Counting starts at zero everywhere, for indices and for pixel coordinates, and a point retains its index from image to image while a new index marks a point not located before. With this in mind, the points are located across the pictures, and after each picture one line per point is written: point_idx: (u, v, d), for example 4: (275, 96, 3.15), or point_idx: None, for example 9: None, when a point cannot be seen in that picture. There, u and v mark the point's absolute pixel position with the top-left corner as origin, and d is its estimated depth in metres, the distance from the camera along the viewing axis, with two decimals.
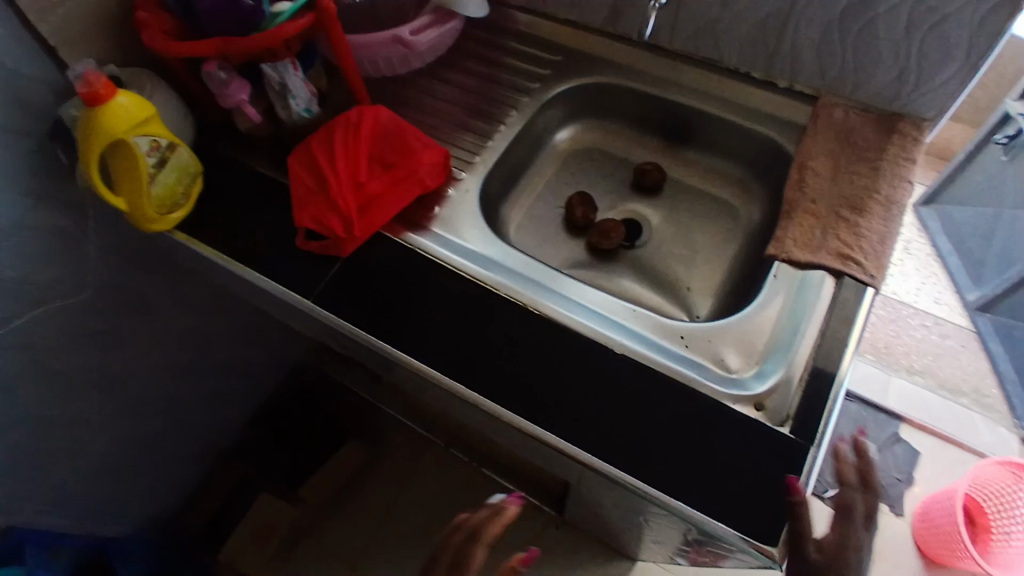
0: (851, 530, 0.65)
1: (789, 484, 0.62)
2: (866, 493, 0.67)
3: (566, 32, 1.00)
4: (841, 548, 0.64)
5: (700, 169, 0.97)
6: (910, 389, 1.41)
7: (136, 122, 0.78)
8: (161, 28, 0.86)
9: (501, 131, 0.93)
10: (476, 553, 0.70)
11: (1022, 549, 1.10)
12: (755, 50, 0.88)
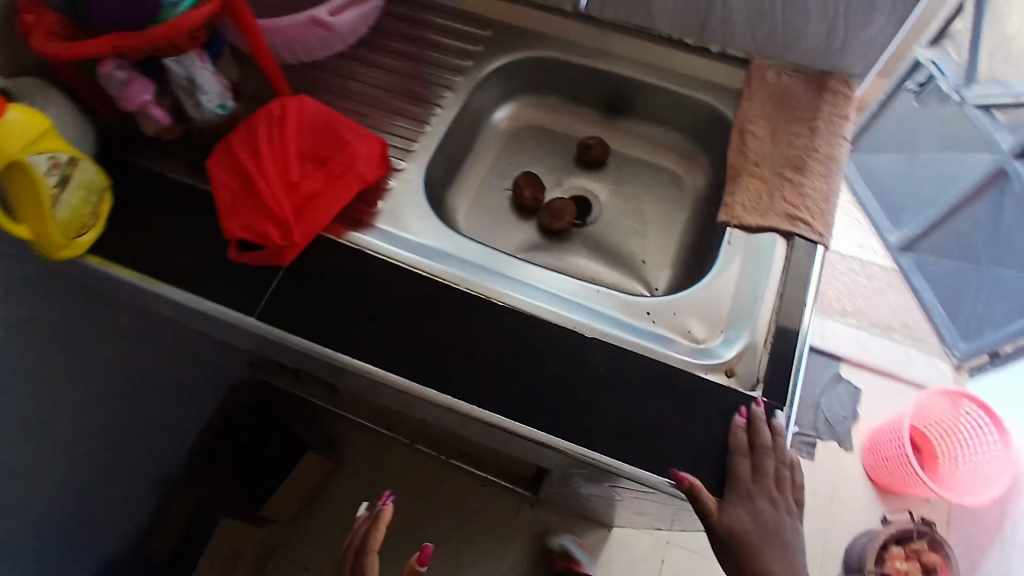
0: (762, 509, 0.63)
1: (673, 475, 0.63)
2: (775, 462, 0.64)
3: (494, 3, 0.94)
4: (752, 532, 0.62)
5: (642, 139, 0.97)
6: (847, 331, 1.49)
7: (31, 140, 0.69)
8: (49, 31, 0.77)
9: (438, 116, 0.89)
10: (371, 561, 0.73)
11: (967, 468, 1.25)
12: (686, 16, 0.87)
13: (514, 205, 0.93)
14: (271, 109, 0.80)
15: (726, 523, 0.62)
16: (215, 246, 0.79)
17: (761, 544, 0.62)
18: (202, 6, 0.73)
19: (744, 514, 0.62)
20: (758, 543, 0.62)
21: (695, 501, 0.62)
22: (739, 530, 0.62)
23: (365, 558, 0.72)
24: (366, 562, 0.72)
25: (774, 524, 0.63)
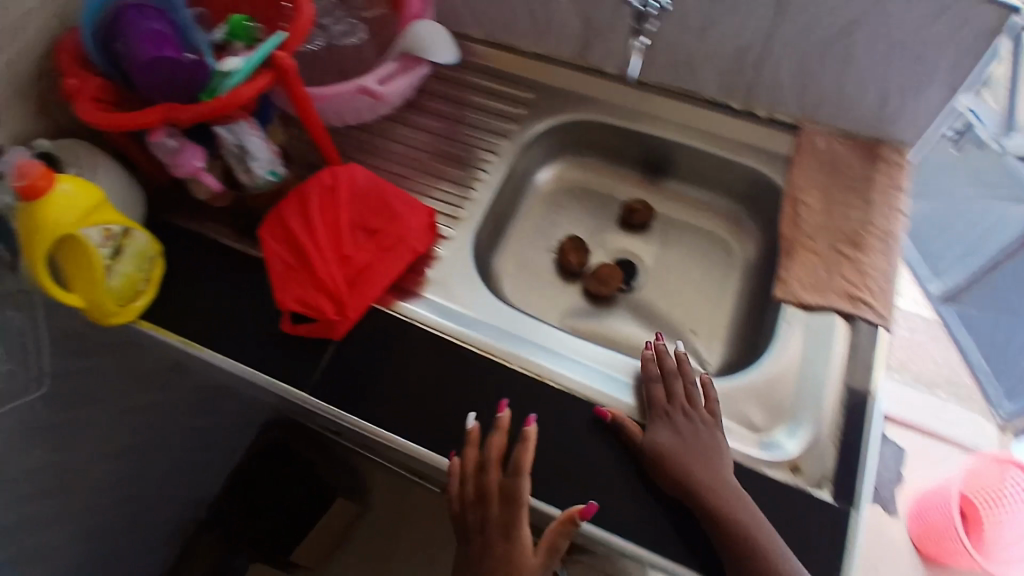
0: (676, 417, 0.68)
1: (597, 412, 0.70)
2: (685, 380, 0.71)
3: (536, 66, 0.94)
4: (672, 440, 0.66)
5: (687, 201, 0.96)
6: (896, 388, 1.48)
7: (84, 214, 0.68)
8: (95, 97, 0.74)
9: (483, 181, 0.88)
10: (522, 485, 0.65)
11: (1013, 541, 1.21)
12: (734, 81, 0.87)
13: (558, 266, 0.92)
14: (322, 180, 0.79)
15: (649, 441, 0.67)
16: (263, 316, 0.78)
17: (685, 453, 0.65)
18: (254, 79, 0.71)
19: (665, 430, 0.67)
20: (678, 453, 0.65)
21: (619, 429, 0.69)
22: (661, 446, 0.66)
23: (518, 484, 0.65)
24: (520, 489, 0.65)
25: (697, 438, 0.66)
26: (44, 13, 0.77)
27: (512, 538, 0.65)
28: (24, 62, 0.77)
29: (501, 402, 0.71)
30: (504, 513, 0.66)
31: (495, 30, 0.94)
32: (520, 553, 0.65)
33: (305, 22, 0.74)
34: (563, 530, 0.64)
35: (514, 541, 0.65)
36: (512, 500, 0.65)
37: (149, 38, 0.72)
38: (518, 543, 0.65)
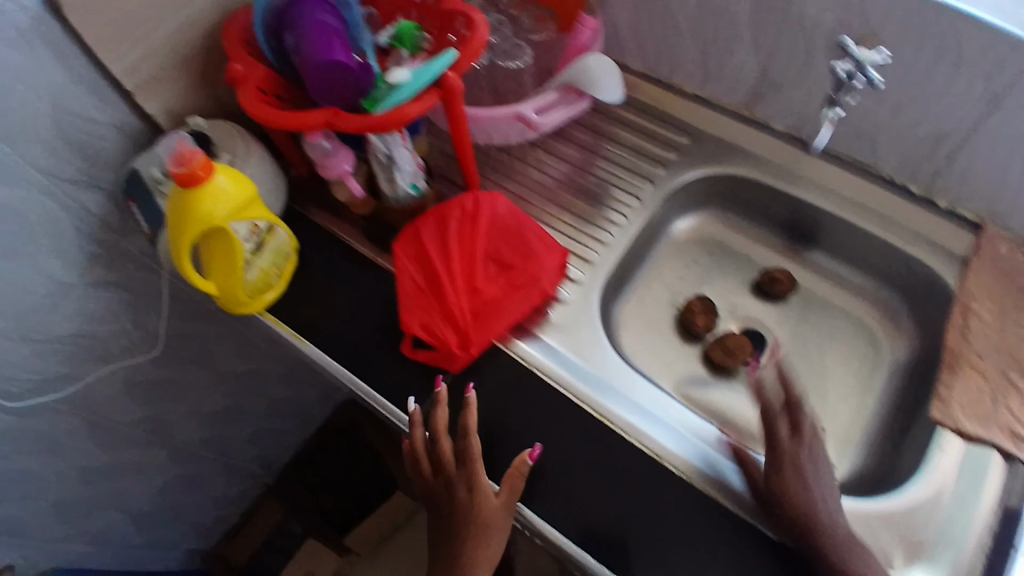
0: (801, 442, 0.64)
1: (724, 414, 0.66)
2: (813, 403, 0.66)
3: (698, 110, 0.90)
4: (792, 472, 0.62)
5: (831, 279, 0.91)
6: None
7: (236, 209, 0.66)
8: (258, 88, 0.72)
9: (622, 226, 0.85)
10: (472, 444, 0.66)
11: None
12: (918, 163, 0.80)
13: (679, 326, 0.88)
14: (464, 204, 0.77)
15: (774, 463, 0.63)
16: (383, 331, 0.77)
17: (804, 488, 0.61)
18: (421, 98, 0.69)
19: (789, 458, 0.63)
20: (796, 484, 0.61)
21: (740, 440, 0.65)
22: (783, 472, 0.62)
23: (467, 441, 0.66)
24: (470, 445, 0.66)
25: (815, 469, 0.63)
26: None
27: (468, 496, 0.65)
28: (191, 37, 0.76)
29: (438, 378, 0.71)
30: (463, 473, 0.66)
31: (662, 65, 0.89)
32: (482, 506, 0.64)
33: (480, 44, 0.71)
34: (515, 475, 0.64)
35: (470, 498, 0.65)
36: (465, 458, 0.66)
37: (322, 35, 0.68)
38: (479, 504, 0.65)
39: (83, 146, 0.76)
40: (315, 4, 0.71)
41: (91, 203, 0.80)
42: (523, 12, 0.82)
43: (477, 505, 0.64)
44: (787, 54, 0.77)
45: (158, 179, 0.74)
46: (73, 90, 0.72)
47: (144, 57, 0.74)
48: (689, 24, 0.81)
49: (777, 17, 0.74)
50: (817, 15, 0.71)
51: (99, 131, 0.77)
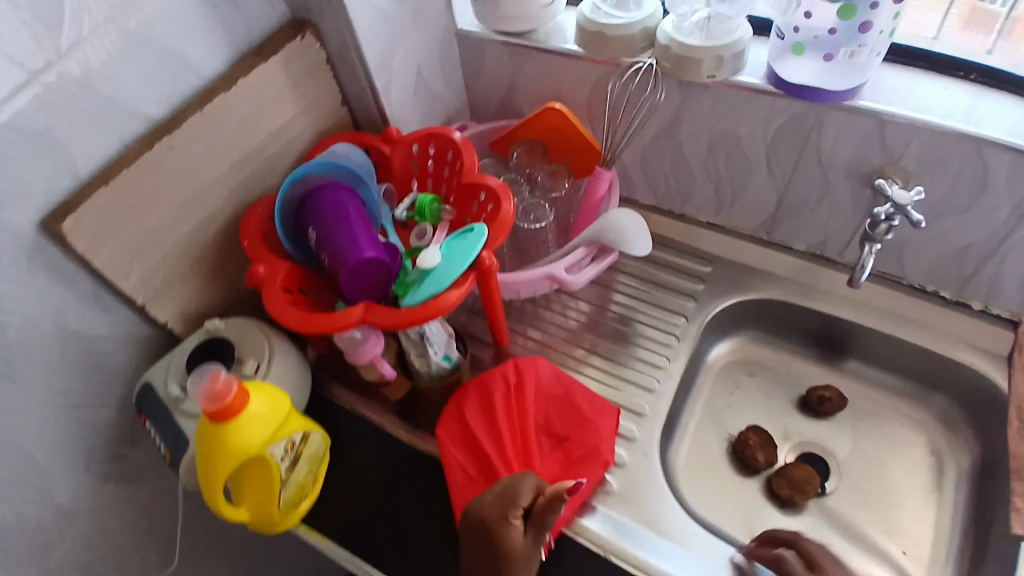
0: None
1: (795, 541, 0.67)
2: None
3: (717, 239, 0.90)
4: None
5: (877, 389, 0.88)
6: None
7: (273, 428, 0.61)
8: (284, 289, 0.68)
9: (668, 368, 0.81)
10: (525, 490, 0.60)
11: None
12: (947, 273, 0.80)
13: (735, 459, 0.84)
14: (507, 375, 0.73)
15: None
16: (430, 530, 0.68)
17: None
18: (461, 281, 0.67)
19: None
20: None
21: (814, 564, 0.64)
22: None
23: (525, 486, 0.60)
24: (522, 488, 0.60)
25: None
26: (232, 186, 0.73)
27: (497, 532, 0.58)
28: (205, 237, 0.73)
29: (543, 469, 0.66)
30: (496, 507, 0.60)
31: (675, 199, 0.90)
32: (508, 552, 0.57)
33: (509, 217, 0.71)
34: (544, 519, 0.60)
35: (498, 536, 0.58)
36: (510, 497, 0.60)
37: (350, 231, 0.68)
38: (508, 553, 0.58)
39: (93, 366, 0.70)
40: (335, 197, 0.71)
41: (101, 421, 0.73)
42: (536, 170, 0.84)
43: (504, 547, 0.58)
44: (803, 183, 0.78)
45: (177, 396, 0.68)
46: (80, 313, 0.66)
47: (157, 267, 0.69)
48: (700, 163, 0.83)
49: (790, 154, 0.76)
50: (832, 151, 0.73)
51: (109, 347, 0.71)
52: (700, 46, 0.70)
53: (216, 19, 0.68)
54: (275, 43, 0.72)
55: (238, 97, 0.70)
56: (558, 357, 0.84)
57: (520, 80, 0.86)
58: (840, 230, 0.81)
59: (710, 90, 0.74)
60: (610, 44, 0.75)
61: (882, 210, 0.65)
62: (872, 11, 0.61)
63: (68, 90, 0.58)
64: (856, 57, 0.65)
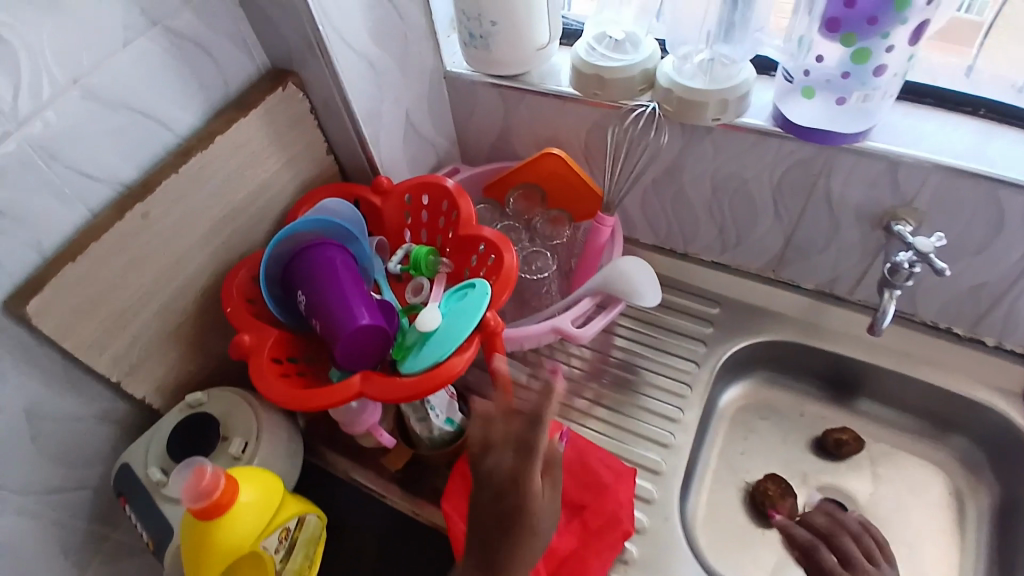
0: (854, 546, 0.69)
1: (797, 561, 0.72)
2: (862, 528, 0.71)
3: (723, 278, 0.87)
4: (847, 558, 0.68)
5: (891, 428, 0.86)
6: None
7: (263, 520, 0.56)
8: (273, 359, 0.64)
9: (682, 420, 0.77)
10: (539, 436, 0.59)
11: None
12: (959, 311, 0.78)
13: (754, 509, 0.80)
14: None
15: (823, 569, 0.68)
16: None
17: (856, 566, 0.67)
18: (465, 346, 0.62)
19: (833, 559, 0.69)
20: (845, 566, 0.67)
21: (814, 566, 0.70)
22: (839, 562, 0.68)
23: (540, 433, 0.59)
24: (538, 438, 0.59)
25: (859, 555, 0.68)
26: (212, 248, 0.69)
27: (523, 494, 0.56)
28: (184, 304, 0.68)
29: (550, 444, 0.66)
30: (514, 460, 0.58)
31: (677, 240, 0.87)
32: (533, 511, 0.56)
33: (512, 271, 0.67)
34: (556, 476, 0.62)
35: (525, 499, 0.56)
36: (527, 448, 0.59)
37: (345, 294, 0.64)
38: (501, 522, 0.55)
39: (66, 450, 0.64)
40: (327, 256, 0.66)
41: (77, 507, 0.67)
42: (535, 216, 0.81)
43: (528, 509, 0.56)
44: (811, 223, 0.76)
45: (159, 481, 0.62)
46: (50, 396, 0.61)
47: (133, 340, 0.64)
48: (704, 204, 0.80)
49: (798, 194, 0.73)
50: (842, 191, 0.71)
51: (84, 428, 0.65)
52: (704, 89, 0.67)
53: (191, 74, 0.64)
54: (255, 96, 0.68)
55: (217, 155, 0.66)
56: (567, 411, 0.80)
57: (514, 122, 0.82)
58: (849, 269, 0.79)
59: (713, 133, 0.71)
60: (609, 86, 0.72)
61: (899, 255, 0.64)
62: (887, 54, 0.58)
63: (29, 162, 0.54)
64: (869, 100, 0.62)
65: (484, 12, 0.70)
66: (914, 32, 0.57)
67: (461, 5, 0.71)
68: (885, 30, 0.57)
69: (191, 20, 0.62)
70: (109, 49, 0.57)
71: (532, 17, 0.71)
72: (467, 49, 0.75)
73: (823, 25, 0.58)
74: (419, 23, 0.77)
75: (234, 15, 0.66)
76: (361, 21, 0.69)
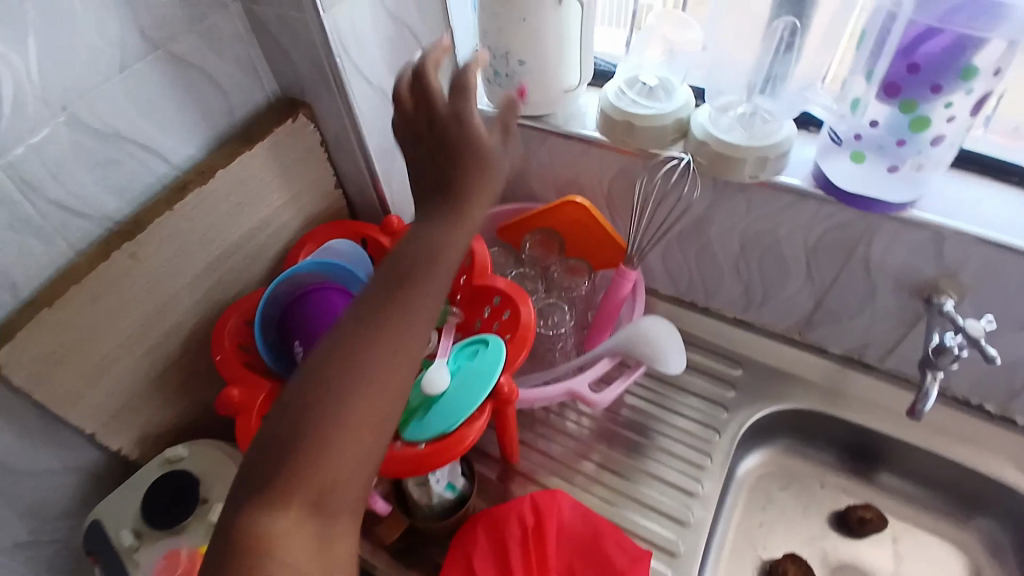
0: None
1: None
2: None
3: (745, 338, 0.82)
4: None
5: (919, 508, 0.80)
6: None
7: None
8: (262, 416, 0.58)
9: (701, 495, 0.71)
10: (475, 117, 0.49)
11: None
12: (995, 387, 0.73)
13: None
14: (524, 517, 0.63)
15: None
16: None
17: None
18: (477, 415, 0.58)
19: None
20: None
21: None
22: None
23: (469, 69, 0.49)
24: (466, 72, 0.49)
25: None
26: (203, 288, 0.64)
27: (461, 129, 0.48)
28: (170, 348, 0.63)
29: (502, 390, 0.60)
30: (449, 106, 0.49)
31: (698, 294, 0.82)
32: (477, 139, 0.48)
33: (530, 327, 0.63)
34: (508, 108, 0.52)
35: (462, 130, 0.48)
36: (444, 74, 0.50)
37: None
38: (428, 111, 0.50)
39: (29, 507, 0.58)
40: (329, 303, 0.62)
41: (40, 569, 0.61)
42: (551, 264, 0.76)
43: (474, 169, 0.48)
44: (845, 289, 0.71)
45: (131, 546, 0.58)
46: (16, 449, 0.55)
47: (111, 389, 0.59)
48: (731, 261, 0.76)
49: (834, 258, 0.69)
50: (881, 260, 0.66)
51: (49, 483, 0.59)
52: (742, 145, 0.62)
53: (193, 103, 0.59)
54: (261, 127, 0.64)
55: (215, 190, 0.61)
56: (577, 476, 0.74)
57: (533, 162, 0.78)
58: (881, 337, 0.74)
59: (748, 191, 0.67)
60: (639, 135, 0.68)
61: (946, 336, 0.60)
62: (946, 124, 0.54)
63: (5, 198, 0.48)
64: (921, 169, 0.58)
65: (512, 50, 0.66)
66: (977, 103, 0.53)
67: (488, 41, 0.67)
68: (947, 100, 0.53)
69: (196, 44, 0.58)
70: (104, 75, 0.52)
71: (562, 58, 0.67)
72: (490, 85, 0.71)
73: (880, 90, 0.55)
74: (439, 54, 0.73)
75: (244, 43, 0.61)
76: (378, 53, 0.65)
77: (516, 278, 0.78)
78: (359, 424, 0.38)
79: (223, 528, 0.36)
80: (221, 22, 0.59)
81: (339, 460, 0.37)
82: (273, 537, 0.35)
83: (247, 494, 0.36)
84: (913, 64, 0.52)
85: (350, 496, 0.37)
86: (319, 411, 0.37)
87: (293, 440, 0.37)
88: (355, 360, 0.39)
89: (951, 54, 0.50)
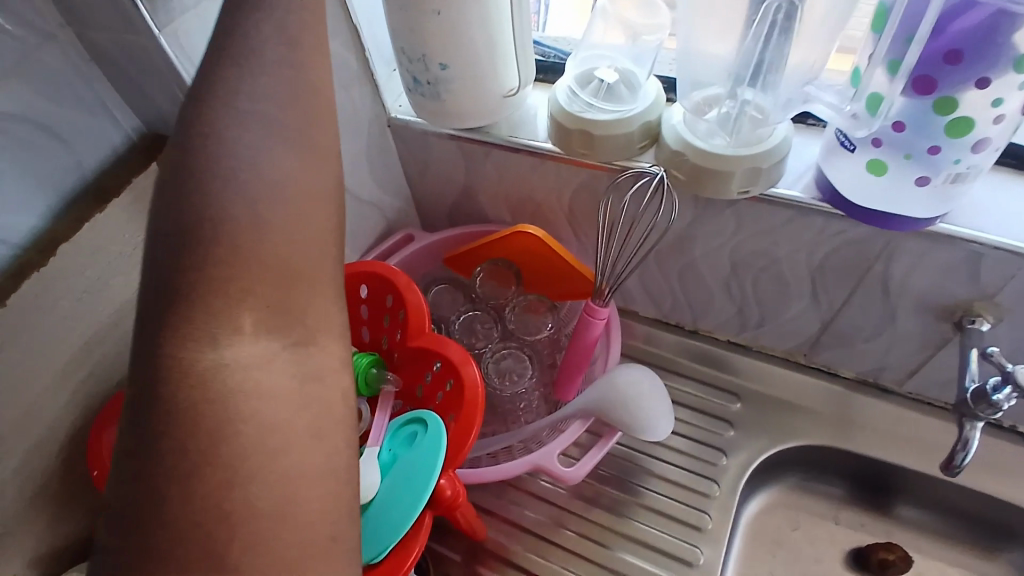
0: None
1: None
2: None
3: (741, 363, 0.71)
4: None
5: (958, 547, 0.66)
6: None
7: None
8: None
9: (701, 565, 0.62)
10: None
11: None
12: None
13: None
14: None
15: None
16: None
17: None
18: (417, 524, 0.47)
19: None
20: None
21: None
22: None
23: None
24: None
25: None
26: (72, 389, 0.51)
27: None
28: (40, 470, 0.50)
29: (448, 412, 0.53)
30: None
31: (684, 314, 0.70)
32: None
33: (478, 390, 0.51)
34: None
35: None
36: None
37: None
38: None
39: None
40: None
41: None
42: (507, 301, 0.65)
43: None
44: (857, 311, 0.59)
45: None
46: None
47: None
48: (721, 282, 0.63)
49: (845, 279, 0.57)
50: (904, 280, 0.54)
51: None
52: (728, 156, 0.49)
53: (28, 166, 0.46)
54: (127, 183, 0.51)
55: (62, 269, 0.48)
56: (557, 549, 0.64)
57: (476, 179, 0.65)
58: (901, 359, 0.63)
59: (736, 206, 0.54)
60: (598, 146, 0.54)
61: (992, 382, 0.51)
62: (992, 125, 0.42)
63: None
64: (959, 182, 0.45)
65: (429, 52, 0.51)
66: None
67: (398, 42, 0.52)
68: (996, 96, 0.40)
69: (20, 92, 0.44)
70: None
71: (497, 56, 0.52)
72: (411, 95, 0.57)
73: (910, 85, 0.41)
74: (348, 63, 0.56)
75: (78, 71, 0.47)
76: None
77: (466, 323, 0.66)
78: (290, 233, 0.34)
79: (141, 379, 0.30)
80: (49, 57, 0.45)
81: (285, 277, 0.33)
82: (232, 357, 0.30)
83: (164, 332, 0.30)
84: (952, 51, 0.39)
85: (310, 298, 0.34)
86: (232, 221, 0.32)
87: (207, 262, 0.31)
88: (247, 166, 0.34)
89: (1007, 35, 0.37)
